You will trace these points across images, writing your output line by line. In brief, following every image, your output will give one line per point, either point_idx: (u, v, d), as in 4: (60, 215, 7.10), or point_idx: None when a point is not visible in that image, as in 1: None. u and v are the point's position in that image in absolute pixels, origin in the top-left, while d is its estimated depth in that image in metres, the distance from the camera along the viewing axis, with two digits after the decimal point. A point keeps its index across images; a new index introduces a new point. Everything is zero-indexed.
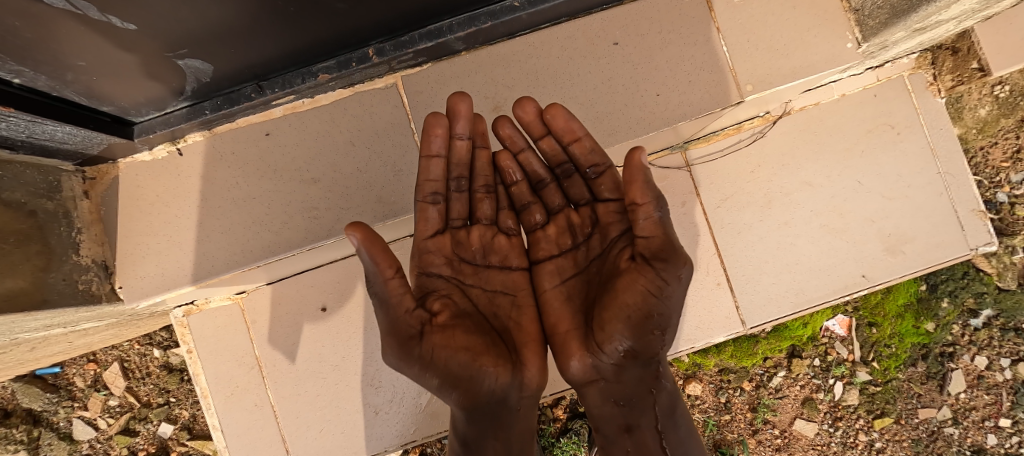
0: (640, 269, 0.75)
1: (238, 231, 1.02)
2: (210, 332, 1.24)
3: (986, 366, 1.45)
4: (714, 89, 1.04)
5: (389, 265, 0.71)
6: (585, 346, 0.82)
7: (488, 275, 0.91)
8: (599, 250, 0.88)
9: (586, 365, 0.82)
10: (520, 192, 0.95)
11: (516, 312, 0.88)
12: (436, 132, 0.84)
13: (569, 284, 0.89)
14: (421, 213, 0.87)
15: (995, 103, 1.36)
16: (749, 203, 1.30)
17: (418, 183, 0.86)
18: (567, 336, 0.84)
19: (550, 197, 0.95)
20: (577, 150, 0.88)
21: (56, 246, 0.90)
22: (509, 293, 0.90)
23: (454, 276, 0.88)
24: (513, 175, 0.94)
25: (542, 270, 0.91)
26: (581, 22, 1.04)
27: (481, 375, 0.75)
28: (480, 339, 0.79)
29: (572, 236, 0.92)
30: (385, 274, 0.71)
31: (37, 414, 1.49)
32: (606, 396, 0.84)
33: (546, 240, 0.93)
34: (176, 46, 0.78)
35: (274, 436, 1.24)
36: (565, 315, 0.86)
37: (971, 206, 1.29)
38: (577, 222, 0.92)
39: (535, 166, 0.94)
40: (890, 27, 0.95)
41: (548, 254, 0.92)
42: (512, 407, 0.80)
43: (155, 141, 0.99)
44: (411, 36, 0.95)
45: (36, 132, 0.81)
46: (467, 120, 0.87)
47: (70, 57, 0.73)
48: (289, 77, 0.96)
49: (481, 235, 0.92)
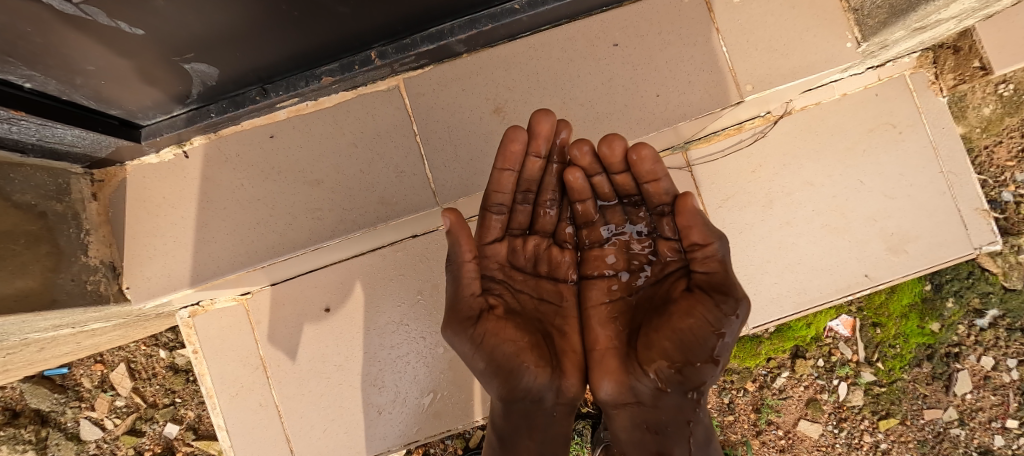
0: (698, 297, 0.75)
1: (243, 232, 1.03)
2: (215, 332, 1.26)
3: (992, 367, 1.44)
4: (713, 90, 1.05)
5: (469, 251, 0.79)
6: (626, 368, 0.83)
7: (538, 283, 0.92)
8: (658, 278, 0.88)
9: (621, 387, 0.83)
10: (584, 213, 0.91)
11: (561, 324, 0.90)
12: (512, 147, 0.81)
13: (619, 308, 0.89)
14: (484, 220, 0.86)
15: (998, 101, 1.36)
16: (749, 202, 1.30)
17: (489, 192, 0.84)
18: (605, 354, 0.85)
19: (613, 220, 0.92)
20: (652, 189, 0.83)
21: (65, 248, 0.91)
22: (555, 304, 0.92)
23: (506, 279, 0.90)
24: (581, 198, 0.88)
25: (591, 288, 0.91)
26: (581, 23, 1.05)
27: (522, 370, 0.79)
28: (527, 337, 0.82)
29: (625, 260, 0.91)
30: (463, 258, 0.79)
31: (45, 415, 1.51)
32: (639, 421, 0.83)
33: (602, 260, 0.92)
34: (183, 51, 0.79)
35: (278, 435, 1.26)
36: (608, 334, 0.87)
37: (973, 204, 1.29)
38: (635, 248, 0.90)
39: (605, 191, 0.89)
40: (889, 27, 0.95)
41: (603, 274, 0.91)
42: (546, 410, 0.84)
43: (162, 144, 1.00)
44: (413, 38, 0.97)
45: (45, 135, 0.82)
46: (545, 140, 0.83)
47: (81, 62, 0.75)
48: (293, 80, 0.97)
49: (537, 245, 0.92)
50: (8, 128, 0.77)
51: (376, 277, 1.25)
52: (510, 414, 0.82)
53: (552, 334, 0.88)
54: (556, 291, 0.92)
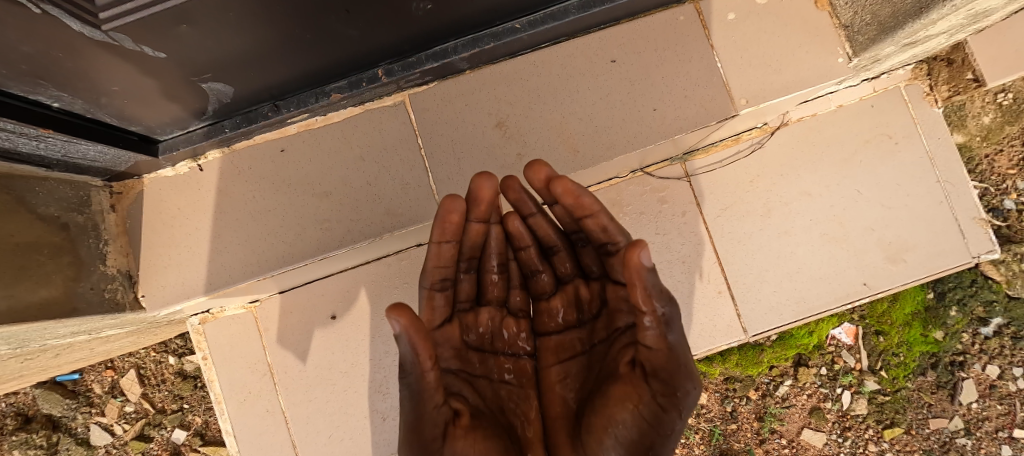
0: (637, 383, 0.69)
1: (255, 242, 1.07)
2: (225, 340, 1.29)
3: (998, 376, 1.45)
4: (710, 104, 1.08)
5: (428, 358, 0.67)
6: (511, 317, 0.94)
7: (493, 363, 0.90)
8: (598, 272, 0.87)
9: (528, 362, 0.93)
10: (578, 202, 0.76)
11: (464, 443, 0.70)
12: (449, 218, 0.78)
13: (559, 274, 0.93)
14: (427, 301, 0.83)
15: (998, 110, 1.38)
16: (747, 212, 1.33)
17: (427, 271, 0.82)
18: (557, 373, 0.89)
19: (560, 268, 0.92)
20: (591, 224, 0.79)
21: (86, 258, 0.95)
22: (415, 368, 0.67)
23: (462, 370, 0.86)
24: (589, 207, 0.76)
25: (432, 299, 0.83)
26: (579, 41, 1.08)
27: None
28: (501, 447, 0.75)
29: (584, 313, 0.90)
30: (422, 369, 0.67)
31: (57, 420, 1.54)
32: None
33: (485, 207, 0.83)
34: (200, 72, 0.84)
35: (285, 442, 1.28)
36: (500, 246, 0.91)
37: (971, 214, 1.31)
38: (588, 304, 0.90)
39: (575, 197, 0.75)
40: (878, 43, 0.98)
41: (446, 244, 0.81)
42: None
43: (178, 158, 1.04)
44: (418, 57, 1.01)
45: (70, 150, 0.87)
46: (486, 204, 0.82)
47: (106, 84, 0.79)
48: (303, 97, 1.01)
49: (487, 319, 0.92)
50: (36, 145, 0.81)
51: (381, 285, 1.29)
52: None
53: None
54: (437, 434, 0.68)
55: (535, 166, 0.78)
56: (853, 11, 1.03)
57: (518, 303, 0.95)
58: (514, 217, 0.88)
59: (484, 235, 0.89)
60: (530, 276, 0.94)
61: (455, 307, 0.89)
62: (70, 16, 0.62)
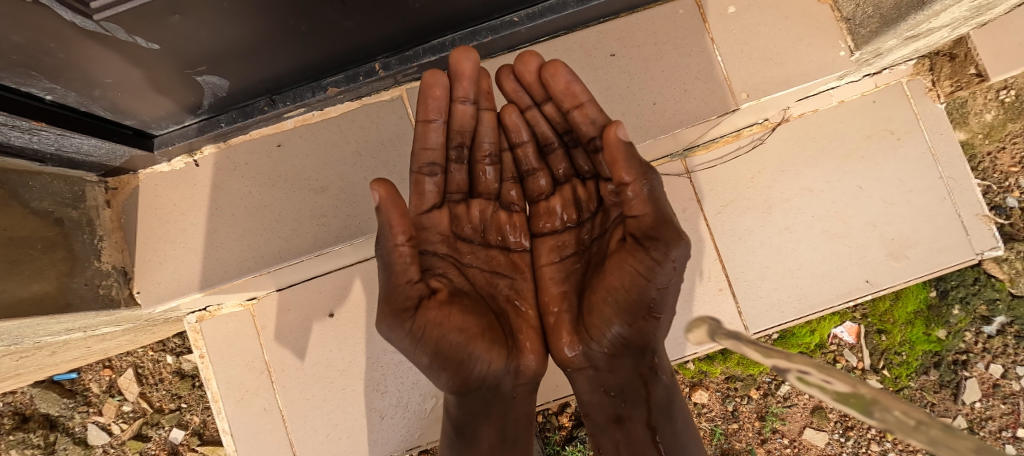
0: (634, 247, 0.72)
1: (251, 238, 1.06)
2: (223, 338, 1.28)
3: (1001, 375, 1.44)
4: (710, 99, 1.07)
5: (402, 231, 0.70)
6: (503, 210, 0.93)
7: (487, 254, 0.91)
8: (592, 172, 0.90)
9: (524, 256, 0.92)
10: (572, 94, 0.81)
11: (437, 313, 0.73)
12: (432, 93, 0.80)
13: (556, 174, 0.93)
14: (416, 185, 0.82)
15: (1000, 107, 1.36)
16: (748, 208, 1.32)
17: (416, 151, 0.81)
18: (552, 268, 0.90)
19: (557, 169, 0.93)
20: (580, 117, 0.82)
21: (80, 253, 0.95)
22: (387, 241, 0.70)
23: (451, 253, 0.86)
24: (579, 95, 0.81)
25: (422, 183, 0.82)
26: (578, 34, 1.07)
27: (473, 359, 0.75)
28: (477, 322, 0.78)
29: (581, 213, 0.91)
30: (393, 241, 0.70)
31: (54, 419, 1.53)
32: (595, 384, 0.85)
33: (470, 83, 0.84)
34: (195, 64, 0.83)
35: (283, 440, 1.27)
36: (494, 132, 0.90)
37: (974, 210, 1.30)
38: (586, 202, 0.91)
39: (565, 83, 0.80)
40: (880, 36, 0.97)
41: (434, 122, 0.80)
42: (505, 395, 0.83)
43: (174, 153, 1.04)
44: (415, 50, 1.00)
45: (64, 144, 0.86)
46: (470, 81, 0.83)
47: (99, 75, 0.78)
48: (300, 91, 1.01)
49: (481, 210, 0.91)
50: (29, 138, 0.81)
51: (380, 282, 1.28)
52: (490, 366, 0.77)
53: (430, 326, 0.71)
54: (409, 305, 0.71)
55: (526, 56, 0.85)
56: (854, 3, 1.02)
57: (513, 200, 0.93)
58: (513, 109, 0.89)
59: (476, 120, 0.88)
60: (527, 176, 0.94)
61: (444, 197, 0.88)
62: (61, 6, 0.62)
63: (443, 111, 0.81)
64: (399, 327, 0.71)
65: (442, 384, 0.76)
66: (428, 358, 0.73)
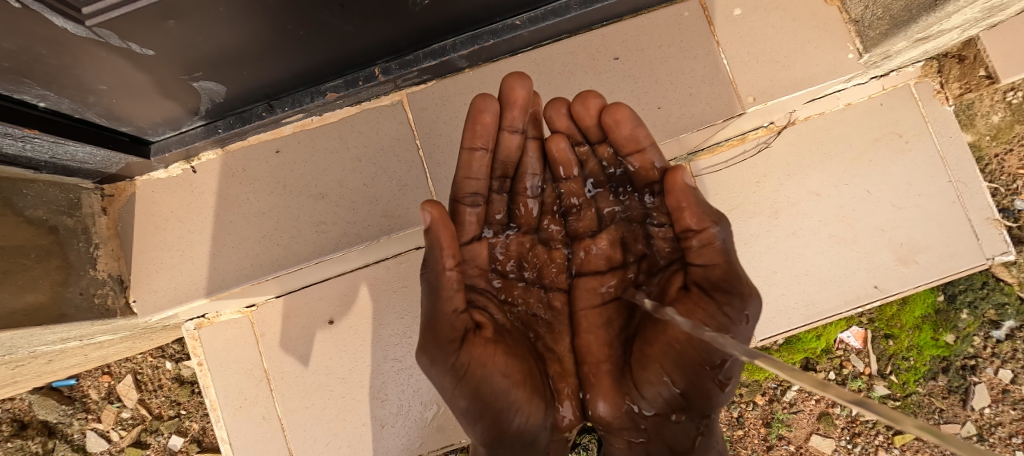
0: (699, 298, 0.68)
1: (249, 245, 1.04)
2: (221, 345, 1.26)
3: (1012, 380, 1.41)
4: (715, 102, 1.05)
5: (451, 256, 0.70)
6: (542, 246, 0.90)
7: (524, 292, 0.89)
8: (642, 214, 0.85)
9: (561, 296, 0.90)
10: (633, 133, 0.76)
11: (482, 351, 0.70)
12: (483, 121, 0.77)
13: (601, 215, 0.89)
14: (458, 215, 0.80)
15: (1008, 109, 1.34)
16: (754, 213, 1.29)
17: (458, 179, 0.79)
18: (594, 315, 0.86)
19: (604, 207, 0.89)
20: (637, 162, 0.79)
21: (75, 261, 0.93)
22: (436, 263, 0.70)
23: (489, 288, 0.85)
24: (641, 140, 0.76)
25: (464, 212, 0.80)
26: (581, 38, 1.06)
27: (511, 408, 0.71)
28: (519, 367, 0.74)
29: (628, 255, 0.87)
30: (443, 265, 0.70)
31: (52, 426, 1.52)
32: (639, 447, 0.80)
33: (520, 111, 0.80)
34: (192, 70, 0.81)
35: (281, 449, 1.25)
36: (540, 163, 0.87)
37: (985, 214, 1.27)
38: (634, 244, 0.87)
39: (629, 128, 0.75)
40: (890, 38, 0.95)
41: (478, 151, 0.77)
42: (538, 448, 0.79)
43: (170, 159, 1.02)
44: (416, 54, 0.99)
45: (57, 152, 0.85)
46: (521, 110, 0.80)
47: (92, 82, 0.77)
48: (298, 96, 1.00)
49: (519, 243, 0.89)
50: (22, 146, 0.79)
51: (379, 289, 1.26)
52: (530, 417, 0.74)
53: (474, 365, 0.68)
54: (455, 337, 0.68)
55: (586, 96, 0.79)
56: (863, 5, 1.01)
57: (553, 236, 0.91)
58: (562, 139, 0.84)
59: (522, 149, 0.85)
60: (571, 212, 0.90)
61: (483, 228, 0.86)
62: (53, 11, 0.60)
63: (490, 138, 0.78)
64: (443, 362, 0.67)
65: (478, 432, 0.72)
66: (467, 400, 0.69)
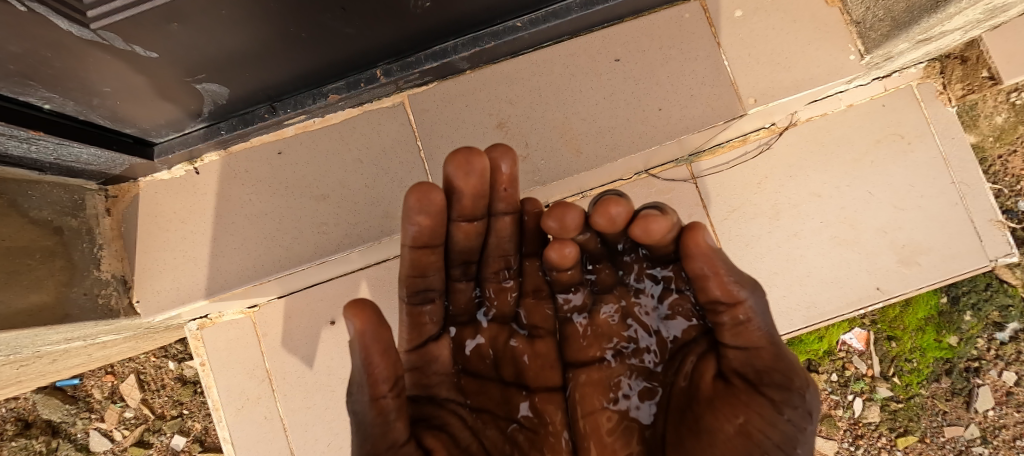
0: (749, 395, 0.54)
1: (252, 246, 1.04)
2: (223, 345, 1.27)
3: (1015, 383, 1.40)
4: (716, 103, 1.04)
5: (387, 377, 0.53)
6: (525, 336, 0.77)
7: (506, 396, 0.75)
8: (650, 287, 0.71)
9: (555, 396, 0.75)
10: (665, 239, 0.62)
11: None
12: (425, 215, 0.59)
13: (597, 293, 0.75)
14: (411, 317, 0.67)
15: (1012, 109, 1.33)
16: (755, 215, 1.29)
17: (403, 277, 0.65)
18: (601, 417, 0.71)
19: (603, 282, 0.74)
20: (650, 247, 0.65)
21: (79, 262, 0.94)
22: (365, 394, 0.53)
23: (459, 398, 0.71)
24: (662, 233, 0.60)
25: (419, 314, 0.68)
26: (582, 39, 1.06)
27: None
28: None
29: (635, 341, 0.72)
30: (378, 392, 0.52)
31: (56, 425, 1.53)
32: None
33: (477, 197, 0.63)
34: (195, 72, 0.82)
35: (283, 449, 1.26)
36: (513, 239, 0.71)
37: (988, 216, 1.27)
38: (641, 327, 0.72)
39: (660, 235, 0.59)
40: (891, 39, 0.95)
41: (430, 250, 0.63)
42: None
43: (174, 161, 1.03)
44: (417, 56, 0.99)
45: (62, 153, 0.85)
46: (477, 195, 0.63)
47: (97, 84, 0.77)
48: (300, 98, 1.00)
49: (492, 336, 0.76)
50: (27, 147, 0.80)
51: (381, 289, 1.27)
52: None
53: None
54: None
55: (609, 203, 0.60)
56: (864, 7, 1.01)
57: (539, 323, 0.77)
58: (552, 220, 0.64)
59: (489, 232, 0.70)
60: (559, 292, 0.76)
61: (447, 321, 0.74)
62: (57, 14, 0.61)
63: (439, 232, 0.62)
64: None
65: None
66: None
